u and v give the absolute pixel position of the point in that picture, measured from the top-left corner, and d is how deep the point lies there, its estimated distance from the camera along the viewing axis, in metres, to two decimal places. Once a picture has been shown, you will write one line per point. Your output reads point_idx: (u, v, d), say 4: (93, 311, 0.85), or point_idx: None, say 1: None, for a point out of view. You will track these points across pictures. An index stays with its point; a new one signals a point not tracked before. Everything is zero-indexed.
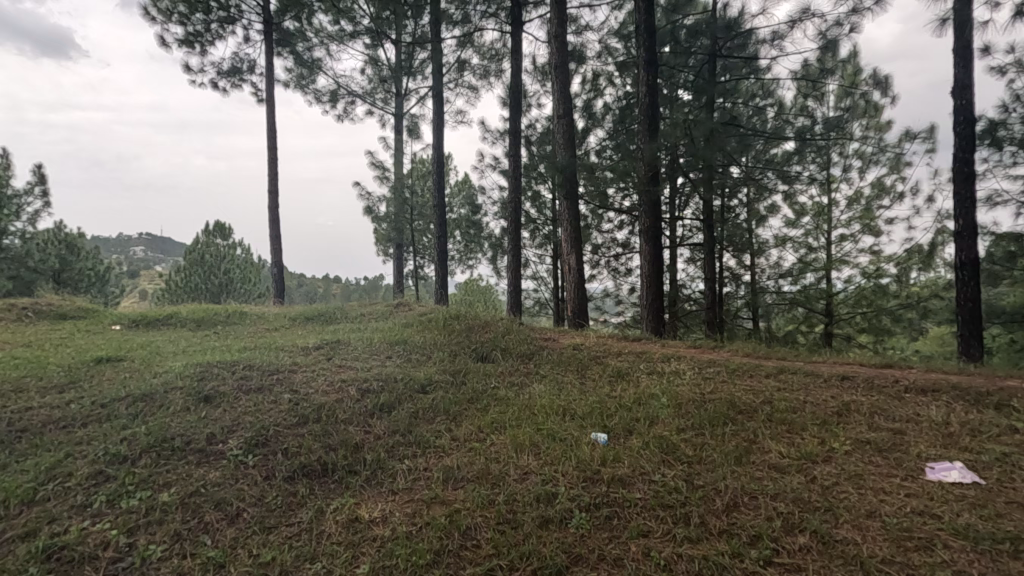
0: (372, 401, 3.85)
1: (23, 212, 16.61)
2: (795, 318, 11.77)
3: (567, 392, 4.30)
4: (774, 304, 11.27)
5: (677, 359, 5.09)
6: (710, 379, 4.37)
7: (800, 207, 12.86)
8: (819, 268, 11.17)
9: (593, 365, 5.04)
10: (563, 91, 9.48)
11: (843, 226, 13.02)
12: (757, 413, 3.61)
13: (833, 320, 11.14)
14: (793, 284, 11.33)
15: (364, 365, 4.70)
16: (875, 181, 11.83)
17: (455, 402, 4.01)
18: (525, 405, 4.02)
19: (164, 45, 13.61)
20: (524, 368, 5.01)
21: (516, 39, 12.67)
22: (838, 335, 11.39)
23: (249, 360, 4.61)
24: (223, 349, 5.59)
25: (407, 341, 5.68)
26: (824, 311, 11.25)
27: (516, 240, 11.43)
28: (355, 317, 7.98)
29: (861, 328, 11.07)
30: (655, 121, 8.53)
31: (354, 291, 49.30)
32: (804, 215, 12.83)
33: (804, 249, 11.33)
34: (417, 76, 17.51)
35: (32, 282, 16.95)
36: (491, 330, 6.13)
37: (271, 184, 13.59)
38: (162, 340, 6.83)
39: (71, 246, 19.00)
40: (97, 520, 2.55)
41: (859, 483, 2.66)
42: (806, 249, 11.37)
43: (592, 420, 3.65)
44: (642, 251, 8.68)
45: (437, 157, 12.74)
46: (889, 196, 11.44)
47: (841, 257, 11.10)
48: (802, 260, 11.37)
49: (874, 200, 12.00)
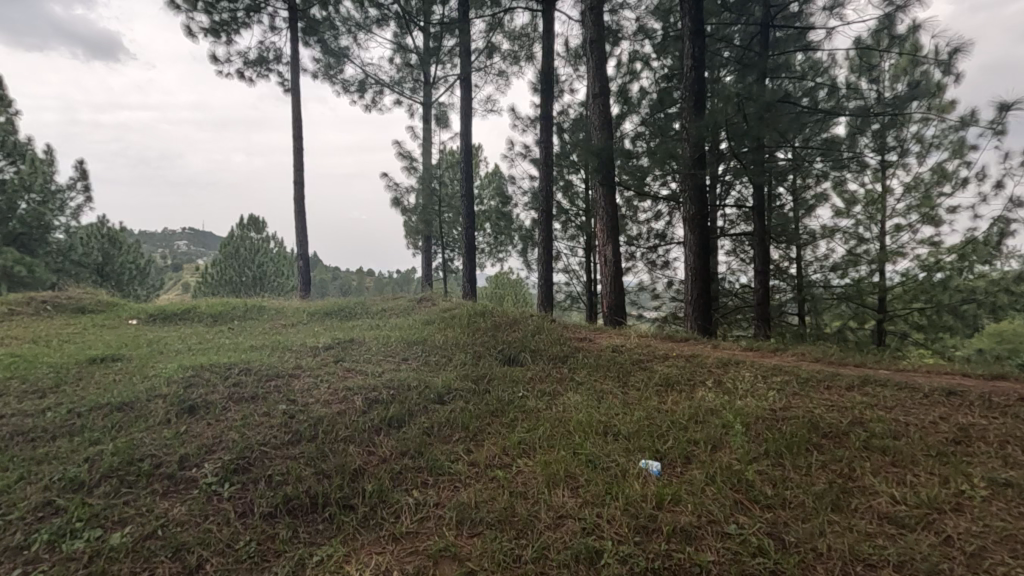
0: (380, 414, 3.30)
1: (66, 206, 16.82)
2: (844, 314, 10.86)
3: (607, 404, 3.67)
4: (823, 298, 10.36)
5: (734, 365, 4.39)
6: (780, 390, 3.67)
7: (851, 195, 11.82)
8: (872, 259, 10.16)
9: (636, 370, 4.40)
10: (599, 67, 8.71)
11: (900, 215, 11.91)
12: (847, 436, 2.92)
13: (887, 316, 10.18)
14: (842, 277, 10.41)
15: (375, 368, 4.16)
16: (938, 166, 10.75)
17: (475, 415, 3.44)
18: (558, 420, 3.41)
19: (192, 35, 13.42)
20: (556, 374, 4.39)
21: (548, 21, 11.99)
22: (892, 332, 10.41)
23: (248, 362, 4.12)
24: (230, 348, 5.15)
25: (427, 340, 5.13)
26: (877, 306, 10.29)
27: (548, 231, 10.77)
28: (375, 312, 7.51)
29: (920, 325, 10.07)
30: (701, 98, 7.75)
31: (385, 283, 49.44)
32: (856, 204, 11.80)
33: (854, 241, 10.31)
34: (445, 63, 16.97)
35: (77, 276, 17.26)
36: (519, 329, 5.52)
37: (297, 175, 13.29)
38: (174, 336, 6.46)
39: (112, 240, 19.30)
40: (29, 569, 2.05)
41: (1017, 548, 1.97)
42: (858, 240, 10.37)
43: (640, 442, 3.02)
44: (687, 242, 7.92)
45: (466, 146, 12.17)
46: (956, 182, 10.35)
47: (898, 248, 10.10)
48: (852, 252, 10.39)
49: (935, 186, 10.86)
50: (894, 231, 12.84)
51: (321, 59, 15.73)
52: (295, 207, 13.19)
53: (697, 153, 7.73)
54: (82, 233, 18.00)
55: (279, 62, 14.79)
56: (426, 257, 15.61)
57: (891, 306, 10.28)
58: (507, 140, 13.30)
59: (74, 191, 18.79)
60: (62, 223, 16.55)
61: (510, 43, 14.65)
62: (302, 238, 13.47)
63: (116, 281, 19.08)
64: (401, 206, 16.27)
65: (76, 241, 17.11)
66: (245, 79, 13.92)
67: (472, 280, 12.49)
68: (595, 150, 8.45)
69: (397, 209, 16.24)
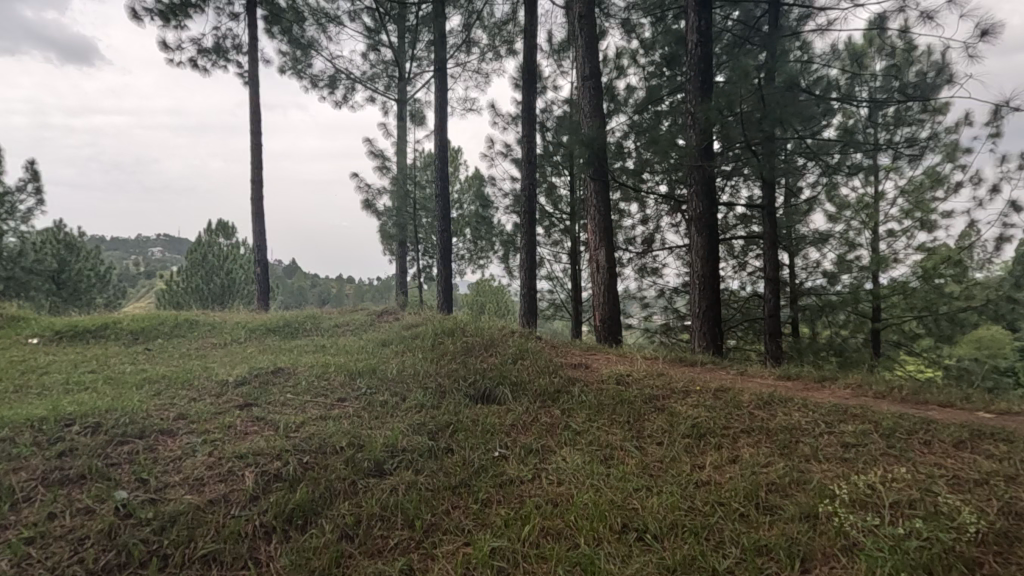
0: (275, 505, 2.12)
1: (16, 210, 15.37)
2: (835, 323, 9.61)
3: (620, 475, 2.56)
4: (818, 308, 9.36)
5: (782, 405, 3.32)
6: (862, 450, 2.59)
7: (841, 198, 10.83)
8: (866, 267, 9.20)
9: (653, 414, 3.29)
10: (590, 46, 7.61)
11: (893, 220, 11.10)
12: (1010, 544, 1.85)
13: (883, 323, 9.32)
14: (836, 284, 9.29)
15: (292, 417, 2.95)
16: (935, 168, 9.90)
17: (427, 498, 2.32)
18: (554, 507, 2.28)
19: (139, 19, 12.09)
20: (546, 419, 3.26)
21: (531, 10, 10.94)
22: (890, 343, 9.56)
23: (110, 409, 2.88)
24: (117, 383, 3.88)
25: (376, 371, 3.95)
26: (872, 313, 9.39)
27: (531, 234, 9.62)
28: (328, 330, 6.29)
29: (918, 336, 9.24)
30: (709, 79, 6.73)
31: (364, 291, 47.89)
32: (847, 208, 10.81)
33: (847, 247, 9.26)
34: (422, 59, 15.84)
35: (25, 285, 15.63)
36: (496, 354, 4.36)
37: (256, 175, 11.99)
38: (69, 362, 5.15)
39: (70, 246, 17.14)
40: None
41: None
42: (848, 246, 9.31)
43: (682, 552, 1.92)
44: (692, 246, 6.90)
45: (441, 144, 11.01)
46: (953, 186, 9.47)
47: (896, 254, 9.27)
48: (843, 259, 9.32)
49: (928, 190, 9.98)
50: (887, 236, 12.01)
51: (288, 52, 14.49)
52: (254, 209, 11.89)
53: (704, 143, 6.73)
54: (34, 240, 16.54)
55: (238, 51, 13.49)
56: (400, 264, 14.36)
57: (886, 313, 9.34)
58: (488, 137, 12.22)
59: (23, 193, 17.18)
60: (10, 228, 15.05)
61: (489, 37, 13.56)
62: (262, 243, 12.18)
63: (73, 291, 16.95)
64: (374, 210, 15.00)
65: (26, 247, 15.80)
66: (199, 69, 12.62)
67: (448, 289, 11.27)
68: (586, 139, 7.33)
69: (368, 211, 15.00)
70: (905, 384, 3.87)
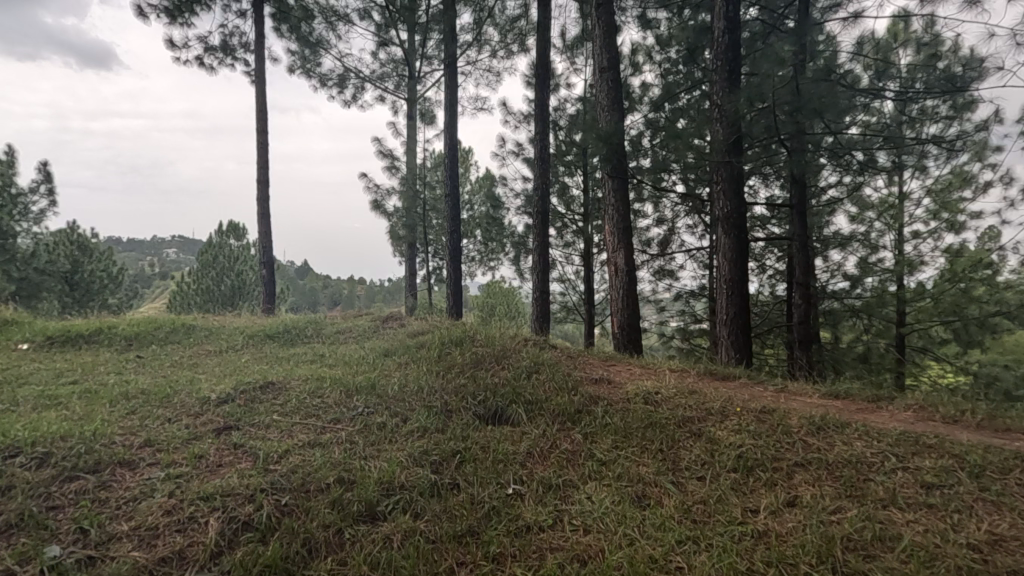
0: (239, 567, 1.73)
1: (28, 211, 15.24)
2: (855, 327, 8.96)
3: (659, 522, 2.14)
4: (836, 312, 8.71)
5: (840, 431, 2.87)
6: (951, 496, 2.16)
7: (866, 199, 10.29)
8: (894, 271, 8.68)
9: (689, 441, 2.87)
10: (609, 36, 7.18)
11: (920, 222, 10.54)
12: None
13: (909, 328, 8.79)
14: (859, 288, 8.72)
15: (275, 445, 2.56)
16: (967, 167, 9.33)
17: (427, 552, 1.92)
18: (585, 569, 1.86)
19: (144, 17, 11.85)
20: (566, 446, 2.84)
21: (544, 4, 10.52)
22: (917, 350, 9.03)
23: (66, 436, 2.50)
24: (91, 399, 3.51)
25: (376, 386, 3.56)
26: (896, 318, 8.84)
27: (544, 235, 9.19)
28: (329, 336, 5.92)
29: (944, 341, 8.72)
30: (737, 70, 6.29)
31: (375, 293, 47.70)
32: (872, 209, 10.29)
33: (872, 250, 8.75)
34: (433, 58, 15.49)
35: (39, 287, 15.46)
36: (508, 366, 3.96)
37: (262, 175, 11.70)
38: (53, 370, 4.81)
39: (83, 248, 16.99)
40: None
41: None
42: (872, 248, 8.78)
43: None
44: (719, 248, 6.45)
45: (451, 143, 10.62)
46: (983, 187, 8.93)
47: (922, 257, 8.74)
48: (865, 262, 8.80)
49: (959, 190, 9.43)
50: (912, 238, 11.45)
51: (296, 50, 14.20)
52: (260, 209, 11.60)
53: (732, 137, 6.26)
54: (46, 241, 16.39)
55: (245, 49, 13.21)
56: (410, 266, 14.02)
57: (911, 317, 8.79)
58: (499, 136, 11.82)
59: (35, 195, 17.08)
60: (22, 229, 14.83)
61: (501, 34, 13.16)
62: (268, 245, 11.88)
63: (86, 291, 16.76)
64: (382, 211, 14.69)
65: (39, 248, 15.58)
66: (206, 67, 12.35)
67: (458, 293, 10.86)
68: (605, 134, 6.89)
69: (377, 212, 14.68)
70: (968, 403, 3.42)
